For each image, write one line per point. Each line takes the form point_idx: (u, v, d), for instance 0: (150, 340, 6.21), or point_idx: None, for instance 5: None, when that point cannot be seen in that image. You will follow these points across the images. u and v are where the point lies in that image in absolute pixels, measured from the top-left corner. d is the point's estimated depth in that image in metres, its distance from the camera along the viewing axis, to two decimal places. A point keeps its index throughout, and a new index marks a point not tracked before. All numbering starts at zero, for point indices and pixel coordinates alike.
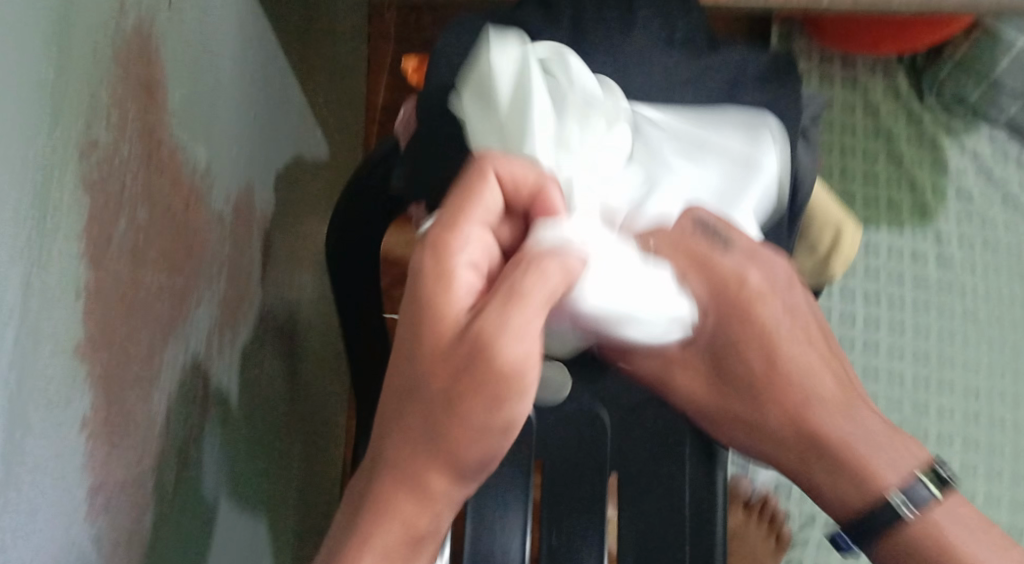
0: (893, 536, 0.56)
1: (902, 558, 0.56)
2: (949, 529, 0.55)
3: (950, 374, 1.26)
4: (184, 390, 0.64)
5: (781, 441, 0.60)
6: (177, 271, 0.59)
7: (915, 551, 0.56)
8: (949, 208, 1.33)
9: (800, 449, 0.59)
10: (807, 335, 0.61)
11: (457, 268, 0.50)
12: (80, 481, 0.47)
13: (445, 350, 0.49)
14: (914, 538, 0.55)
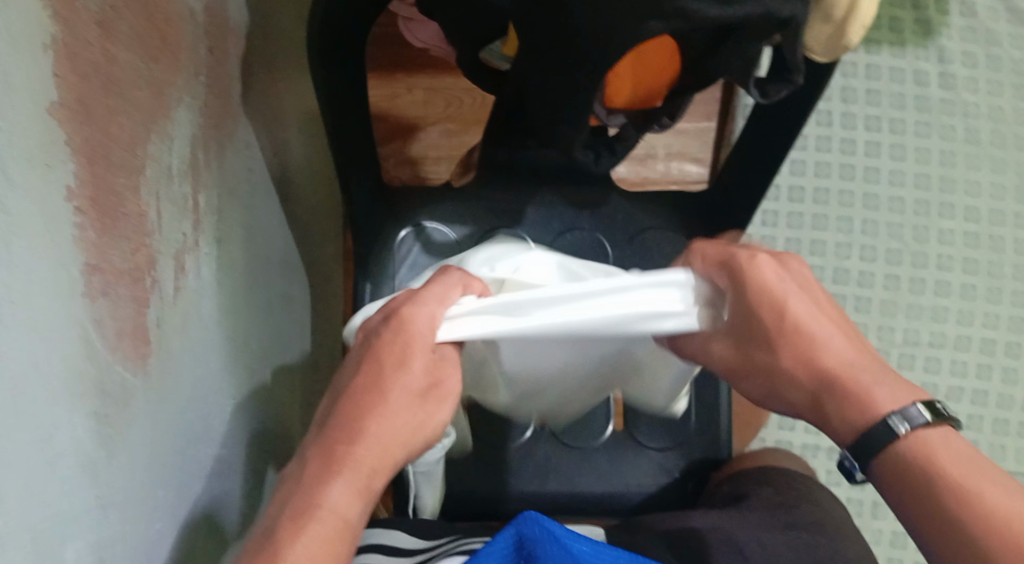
0: (880, 460, 0.56)
1: (891, 477, 0.56)
2: (938, 449, 0.54)
3: (951, 197, 1.24)
4: (176, 196, 0.60)
5: (810, 398, 0.59)
6: (152, 59, 0.56)
7: (903, 473, 0.55)
8: (950, 24, 1.27)
9: (833, 409, 0.58)
10: (814, 312, 0.60)
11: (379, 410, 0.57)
12: (72, 257, 0.44)
13: (378, 434, 0.56)
14: (903, 462, 0.55)
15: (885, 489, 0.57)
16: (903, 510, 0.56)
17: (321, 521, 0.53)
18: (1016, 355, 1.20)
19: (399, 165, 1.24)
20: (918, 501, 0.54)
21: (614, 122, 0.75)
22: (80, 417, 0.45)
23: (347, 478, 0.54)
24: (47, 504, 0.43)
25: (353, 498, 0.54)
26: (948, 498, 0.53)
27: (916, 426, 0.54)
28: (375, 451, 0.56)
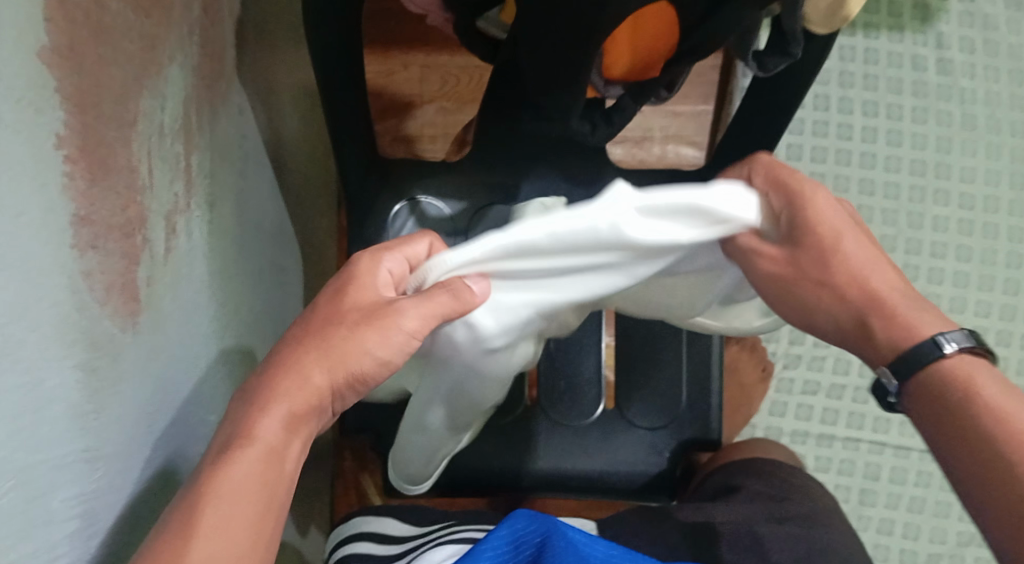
0: (916, 376, 0.58)
1: (919, 398, 0.59)
2: (979, 373, 0.57)
3: (946, 184, 1.24)
4: (167, 154, 0.60)
5: (845, 321, 0.61)
6: (144, 13, 0.55)
7: (938, 391, 0.58)
8: (949, 9, 1.27)
9: (868, 330, 0.60)
10: (852, 234, 0.60)
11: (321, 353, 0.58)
12: (62, 206, 0.44)
13: (317, 377, 0.58)
14: (942, 380, 0.58)
15: (919, 410, 0.60)
16: (929, 424, 0.59)
17: (254, 448, 0.55)
18: (1006, 342, 1.20)
19: (393, 142, 1.24)
20: (952, 416, 0.57)
21: (612, 92, 0.76)
22: (69, 368, 0.45)
23: (286, 409, 0.57)
24: (35, 453, 0.42)
25: (286, 428, 0.56)
26: (981, 414, 0.56)
27: (960, 351, 0.57)
28: (313, 387, 0.57)
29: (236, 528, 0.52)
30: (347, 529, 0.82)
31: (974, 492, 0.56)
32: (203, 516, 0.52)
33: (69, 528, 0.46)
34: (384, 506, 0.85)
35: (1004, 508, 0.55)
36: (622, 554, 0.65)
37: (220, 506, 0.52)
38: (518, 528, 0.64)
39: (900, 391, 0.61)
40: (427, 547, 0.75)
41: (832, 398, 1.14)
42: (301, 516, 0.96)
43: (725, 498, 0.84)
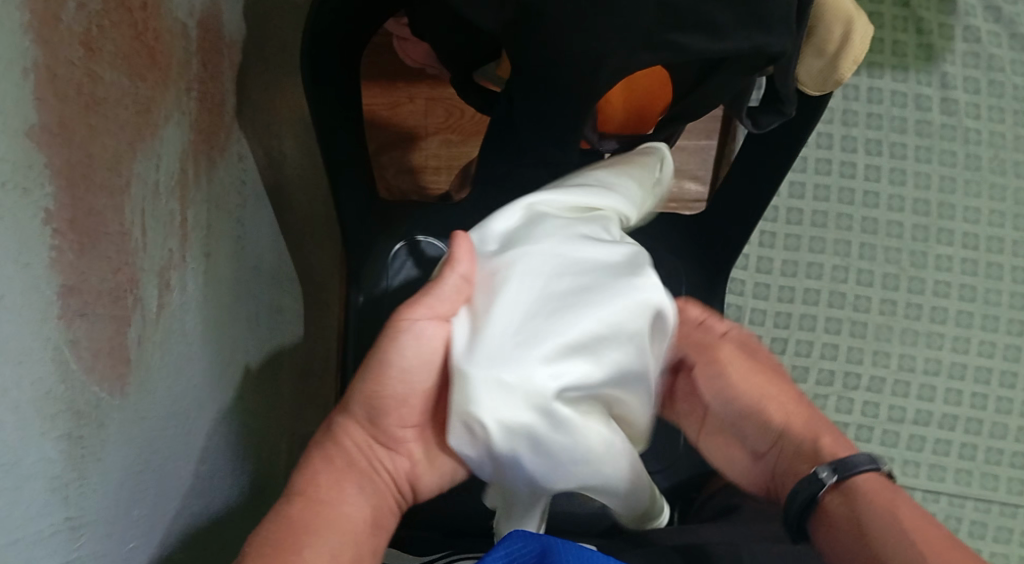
0: (849, 480, 0.63)
1: (846, 507, 0.62)
2: (900, 496, 0.62)
3: (950, 223, 1.23)
4: (162, 213, 0.60)
5: (777, 434, 0.69)
6: (139, 77, 0.56)
7: (867, 501, 0.62)
8: (954, 49, 1.27)
9: (796, 443, 0.68)
10: (780, 371, 0.73)
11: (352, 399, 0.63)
12: (47, 280, 0.44)
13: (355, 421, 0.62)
14: (868, 489, 0.62)
15: (843, 520, 0.62)
16: (846, 532, 0.61)
17: (303, 501, 0.58)
18: (1010, 383, 1.20)
19: (398, 174, 1.24)
20: (867, 517, 0.61)
21: (606, 146, 0.75)
22: (51, 442, 0.45)
23: (330, 469, 0.60)
24: (13, 524, 0.43)
25: (334, 484, 0.60)
26: (902, 519, 0.60)
27: (880, 469, 0.64)
28: (349, 445, 0.62)
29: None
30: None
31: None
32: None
33: None
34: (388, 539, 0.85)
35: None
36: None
37: (274, 538, 0.56)
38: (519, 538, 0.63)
39: (824, 497, 0.63)
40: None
41: None
42: None
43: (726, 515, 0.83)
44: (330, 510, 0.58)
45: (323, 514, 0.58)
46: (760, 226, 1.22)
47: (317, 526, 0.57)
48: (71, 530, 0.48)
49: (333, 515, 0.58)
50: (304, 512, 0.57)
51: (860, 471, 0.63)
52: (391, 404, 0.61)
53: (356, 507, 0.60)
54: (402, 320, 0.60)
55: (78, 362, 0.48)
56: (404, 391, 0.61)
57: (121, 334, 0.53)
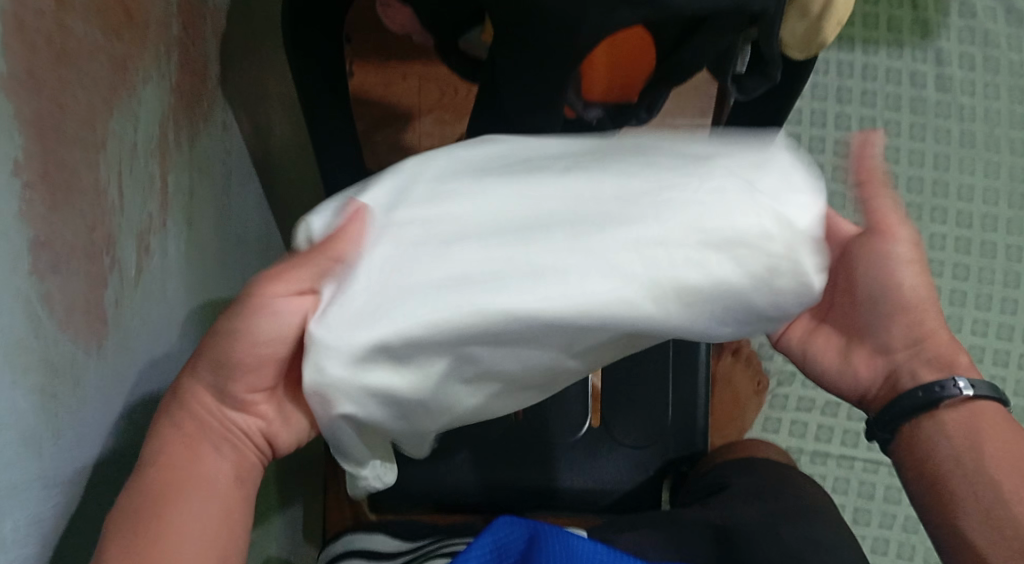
0: (979, 401, 0.64)
1: (951, 421, 0.64)
2: (1009, 428, 0.63)
3: (944, 201, 1.23)
4: (140, 175, 0.59)
5: (915, 342, 0.66)
6: (114, 34, 0.55)
7: (978, 420, 0.64)
8: (950, 25, 1.26)
9: (938, 352, 0.66)
10: None
11: (215, 347, 0.57)
12: (17, 229, 0.44)
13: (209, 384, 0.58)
14: (986, 416, 0.64)
15: (949, 433, 0.64)
16: (942, 441, 0.64)
17: (160, 468, 0.57)
18: (1003, 362, 1.19)
19: (391, 153, 1.23)
20: (984, 439, 0.63)
21: (592, 114, 0.75)
22: (23, 394, 0.45)
23: (175, 434, 0.58)
24: None
25: (206, 453, 0.58)
26: (1019, 452, 0.63)
27: (1000, 401, 0.65)
28: (199, 409, 0.59)
29: (171, 540, 0.54)
30: (339, 545, 0.81)
31: (955, 501, 0.63)
32: (142, 531, 0.54)
33: (18, 555, 0.46)
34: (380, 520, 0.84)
35: (997, 528, 0.61)
36: (610, 554, 0.62)
37: (133, 513, 0.55)
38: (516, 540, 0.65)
39: (938, 403, 0.65)
40: (422, 561, 0.73)
41: (825, 417, 1.15)
42: (284, 524, 0.97)
43: (717, 492, 0.84)
44: (191, 482, 0.57)
45: (179, 489, 0.56)
46: None
47: (179, 499, 0.56)
48: (42, 485, 0.48)
49: (196, 485, 0.57)
50: (146, 492, 0.55)
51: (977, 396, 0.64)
52: (244, 367, 0.57)
53: (215, 474, 0.58)
54: (266, 297, 0.54)
55: (52, 316, 0.47)
56: (260, 359, 0.57)
57: (97, 294, 0.52)
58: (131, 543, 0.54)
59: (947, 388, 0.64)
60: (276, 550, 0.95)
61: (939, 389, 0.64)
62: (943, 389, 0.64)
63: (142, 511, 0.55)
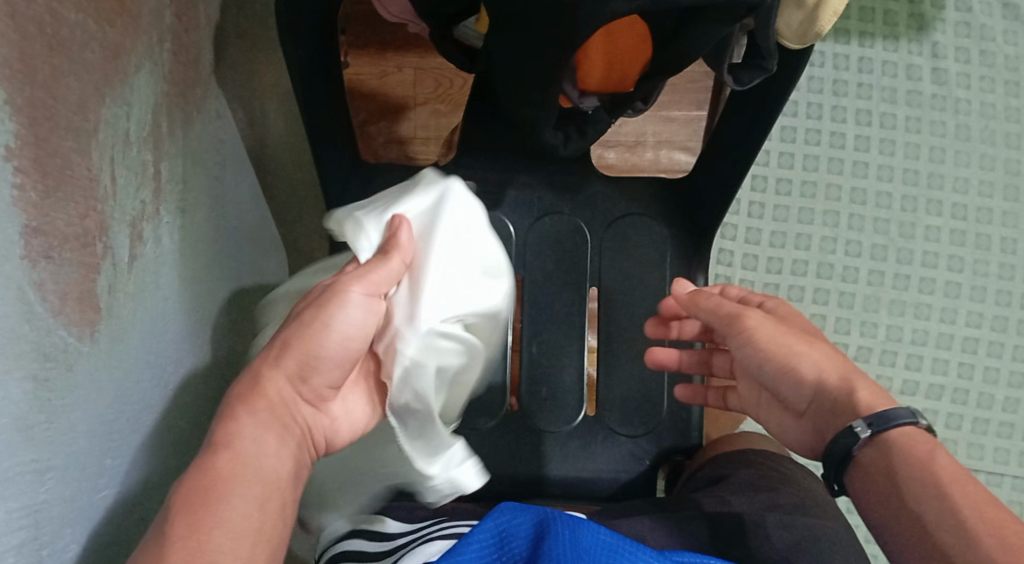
0: (885, 434, 0.61)
1: (878, 458, 0.62)
2: (938, 452, 0.60)
3: (939, 194, 1.23)
4: (134, 163, 0.59)
5: (814, 392, 0.67)
6: (107, 22, 0.55)
7: (904, 452, 0.60)
8: (946, 18, 1.26)
9: (834, 395, 0.66)
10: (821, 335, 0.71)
11: (300, 338, 0.62)
12: (8, 217, 0.44)
13: (287, 376, 0.61)
14: (903, 445, 0.61)
15: (879, 467, 0.61)
16: (879, 481, 0.61)
17: (229, 452, 0.55)
18: (997, 353, 1.19)
19: (386, 144, 1.23)
20: (901, 472, 0.60)
21: (587, 104, 0.76)
22: (14, 381, 0.45)
23: (250, 416, 0.58)
24: None
25: (275, 442, 0.58)
26: (942, 473, 0.58)
27: (920, 425, 0.62)
28: (272, 397, 0.60)
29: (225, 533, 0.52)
30: (335, 529, 0.80)
31: (900, 544, 0.59)
32: (200, 508, 0.52)
33: (12, 541, 0.46)
34: (380, 503, 0.83)
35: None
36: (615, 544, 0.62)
37: (194, 490, 0.53)
38: (524, 523, 0.66)
39: (862, 443, 0.62)
40: (418, 543, 0.73)
41: None
42: None
43: (716, 485, 0.83)
44: (256, 465, 0.56)
45: (241, 475, 0.54)
46: (749, 196, 1.22)
47: (243, 481, 0.54)
48: (35, 472, 0.48)
49: (257, 471, 0.56)
50: (208, 469, 0.54)
51: (891, 430, 0.61)
52: (321, 362, 0.63)
53: (277, 465, 0.57)
54: (342, 291, 0.64)
55: (45, 304, 0.47)
56: (333, 349, 0.63)
57: (91, 282, 0.52)
58: (184, 526, 0.51)
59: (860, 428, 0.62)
60: None
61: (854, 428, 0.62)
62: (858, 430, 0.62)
63: (206, 489, 0.53)
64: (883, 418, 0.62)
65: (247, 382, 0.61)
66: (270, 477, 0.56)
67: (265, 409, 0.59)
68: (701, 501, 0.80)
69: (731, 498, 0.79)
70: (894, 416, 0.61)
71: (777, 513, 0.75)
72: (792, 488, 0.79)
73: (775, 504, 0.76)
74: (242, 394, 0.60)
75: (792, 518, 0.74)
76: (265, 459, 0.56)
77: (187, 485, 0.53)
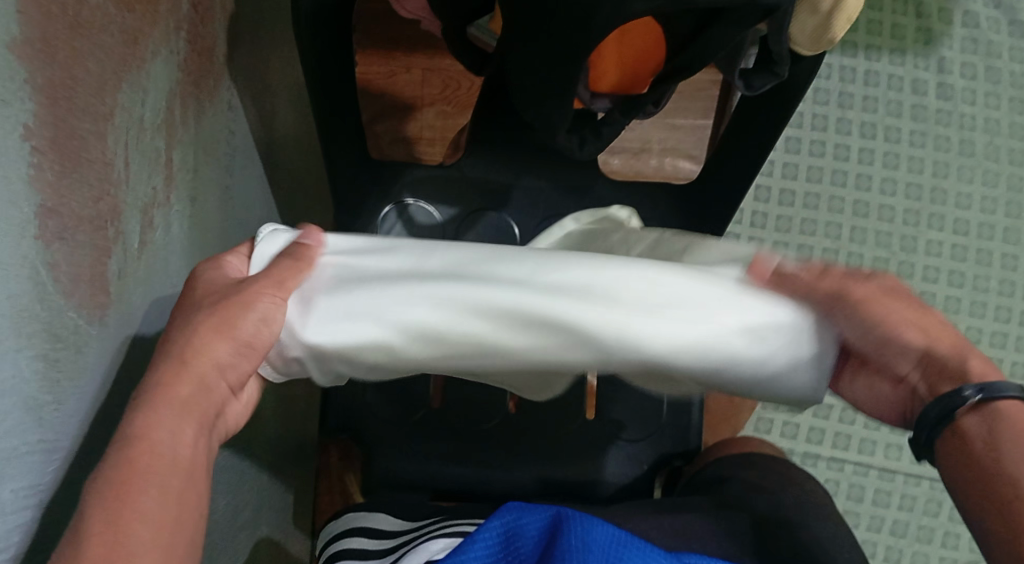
0: (992, 404, 0.55)
1: (975, 426, 0.56)
2: None
3: (942, 208, 1.23)
4: (147, 149, 0.59)
5: (923, 355, 0.58)
6: (127, 7, 0.55)
7: (1001, 424, 0.55)
8: (953, 34, 1.27)
9: (946, 361, 0.58)
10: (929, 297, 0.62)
11: (201, 324, 0.56)
12: (25, 197, 0.45)
13: (195, 360, 0.55)
14: (1013, 418, 0.55)
15: (974, 436, 0.56)
16: (973, 450, 0.56)
17: (142, 443, 0.51)
18: (996, 369, 1.19)
19: (392, 144, 1.23)
20: (1005, 446, 0.55)
21: (599, 106, 0.77)
22: (25, 360, 0.45)
23: (165, 403, 0.53)
24: None
25: (188, 430, 0.53)
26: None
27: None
28: (187, 381, 0.54)
29: (153, 540, 0.48)
30: (338, 525, 0.81)
31: (991, 519, 0.54)
32: (116, 510, 0.48)
33: (17, 520, 0.46)
34: (378, 501, 0.84)
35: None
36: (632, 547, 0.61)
37: (111, 485, 0.49)
38: (534, 521, 0.65)
39: (959, 410, 0.56)
40: (420, 540, 0.73)
41: (817, 418, 1.16)
42: (273, 508, 0.97)
43: (719, 489, 0.84)
44: (170, 460, 0.51)
45: (160, 470, 0.51)
46: (752, 206, 1.22)
47: (152, 480, 0.50)
48: (42, 452, 0.48)
49: (171, 467, 0.51)
50: (117, 466, 0.50)
51: (994, 400, 0.55)
52: (223, 344, 0.56)
53: (193, 459, 0.52)
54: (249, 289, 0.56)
55: (57, 284, 0.48)
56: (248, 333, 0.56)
57: (102, 265, 0.52)
58: (102, 521, 0.48)
59: (963, 393, 0.56)
60: (265, 533, 0.95)
61: (961, 392, 0.56)
62: (964, 392, 0.56)
63: (115, 488, 0.49)
64: (989, 389, 0.55)
65: (163, 359, 0.55)
66: (183, 472, 0.52)
67: (175, 394, 0.53)
68: (701, 502, 0.81)
69: (729, 501, 0.80)
70: (1001, 386, 0.55)
71: (774, 516, 0.76)
72: (785, 488, 0.80)
73: (771, 507, 0.78)
74: (159, 374, 0.54)
75: (802, 522, 0.75)
76: (179, 449, 0.52)
77: (94, 483, 0.49)
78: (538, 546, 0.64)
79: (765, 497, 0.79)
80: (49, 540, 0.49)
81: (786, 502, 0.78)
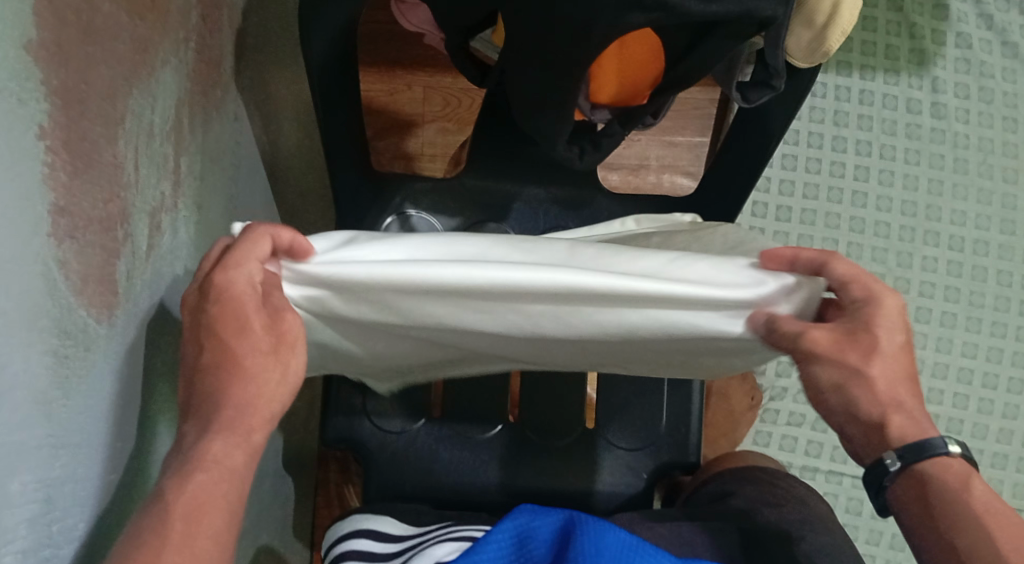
0: (919, 465, 0.61)
1: (909, 487, 0.62)
2: (970, 482, 0.61)
3: (936, 225, 1.24)
4: (155, 155, 0.61)
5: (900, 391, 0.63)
6: (138, 16, 0.57)
7: (936, 482, 0.61)
8: (946, 54, 1.28)
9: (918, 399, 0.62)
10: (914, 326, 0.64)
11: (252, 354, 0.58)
12: (40, 197, 0.46)
13: (257, 390, 0.58)
14: (938, 474, 0.61)
15: (911, 497, 0.62)
16: (914, 510, 0.62)
17: (202, 468, 0.55)
18: (992, 385, 1.20)
19: (393, 159, 1.24)
20: (938, 506, 0.61)
21: (598, 116, 0.80)
22: (35, 355, 0.46)
23: (226, 431, 0.56)
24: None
25: (241, 451, 0.56)
26: (974, 502, 0.60)
27: (955, 453, 0.61)
28: (248, 411, 0.58)
29: (211, 536, 0.53)
30: (340, 528, 0.81)
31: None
32: (179, 534, 0.52)
33: (27, 514, 0.47)
34: (379, 509, 0.84)
35: None
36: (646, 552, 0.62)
37: (176, 509, 0.53)
38: (547, 524, 0.66)
39: (894, 473, 0.62)
40: (427, 544, 0.73)
41: (816, 432, 1.16)
42: (275, 517, 0.97)
43: (723, 502, 0.84)
44: (226, 487, 0.55)
45: (219, 497, 0.54)
46: (749, 222, 1.23)
47: (213, 505, 0.54)
48: (51, 450, 0.48)
49: (227, 492, 0.55)
50: (184, 490, 0.53)
51: (925, 462, 0.61)
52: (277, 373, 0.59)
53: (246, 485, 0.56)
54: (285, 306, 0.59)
55: (68, 286, 0.49)
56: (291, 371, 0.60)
57: (111, 269, 0.53)
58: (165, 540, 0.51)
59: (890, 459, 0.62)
60: (266, 543, 0.95)
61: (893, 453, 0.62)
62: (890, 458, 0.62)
63: (178, 510, 0.53)
64: (915, 450, 0.61)
65: (224, 382, 0.58)
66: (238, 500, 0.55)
67: (239, 423, 0.57)
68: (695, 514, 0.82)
69: (730, 512, 0.81)
70: (927, 446, 0.61)
71: (776, 526, 0.77)
72: (787, 499, 0.81)
73: (778, 517, 0.78)
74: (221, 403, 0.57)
75: (804, 533, 0.76)
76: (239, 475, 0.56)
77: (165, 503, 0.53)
78: (551, 549, 0.65)
79: (769, 507, 0.80)
80: (59, 537, 0.50)
81: (789, 513, 0.78)
